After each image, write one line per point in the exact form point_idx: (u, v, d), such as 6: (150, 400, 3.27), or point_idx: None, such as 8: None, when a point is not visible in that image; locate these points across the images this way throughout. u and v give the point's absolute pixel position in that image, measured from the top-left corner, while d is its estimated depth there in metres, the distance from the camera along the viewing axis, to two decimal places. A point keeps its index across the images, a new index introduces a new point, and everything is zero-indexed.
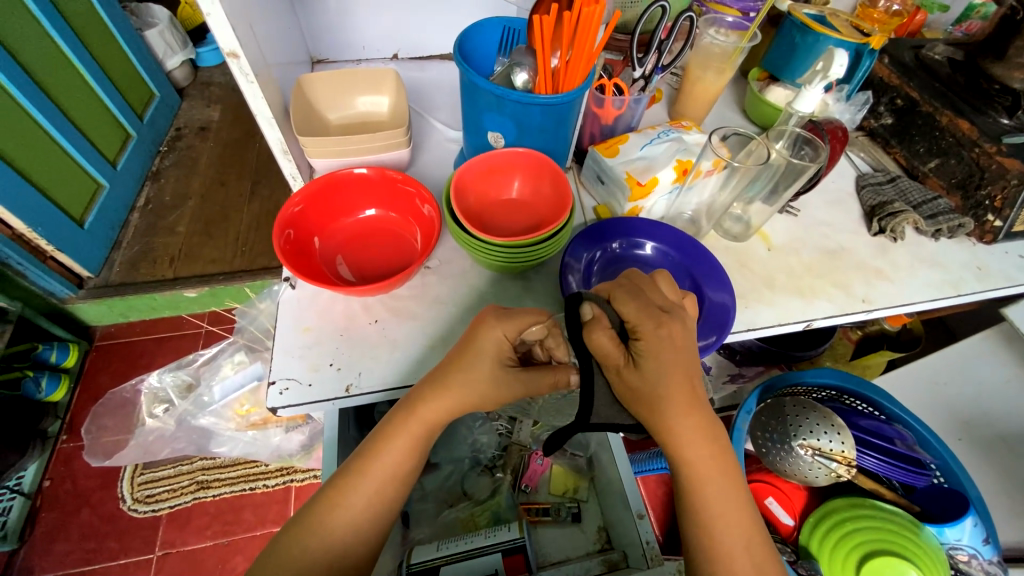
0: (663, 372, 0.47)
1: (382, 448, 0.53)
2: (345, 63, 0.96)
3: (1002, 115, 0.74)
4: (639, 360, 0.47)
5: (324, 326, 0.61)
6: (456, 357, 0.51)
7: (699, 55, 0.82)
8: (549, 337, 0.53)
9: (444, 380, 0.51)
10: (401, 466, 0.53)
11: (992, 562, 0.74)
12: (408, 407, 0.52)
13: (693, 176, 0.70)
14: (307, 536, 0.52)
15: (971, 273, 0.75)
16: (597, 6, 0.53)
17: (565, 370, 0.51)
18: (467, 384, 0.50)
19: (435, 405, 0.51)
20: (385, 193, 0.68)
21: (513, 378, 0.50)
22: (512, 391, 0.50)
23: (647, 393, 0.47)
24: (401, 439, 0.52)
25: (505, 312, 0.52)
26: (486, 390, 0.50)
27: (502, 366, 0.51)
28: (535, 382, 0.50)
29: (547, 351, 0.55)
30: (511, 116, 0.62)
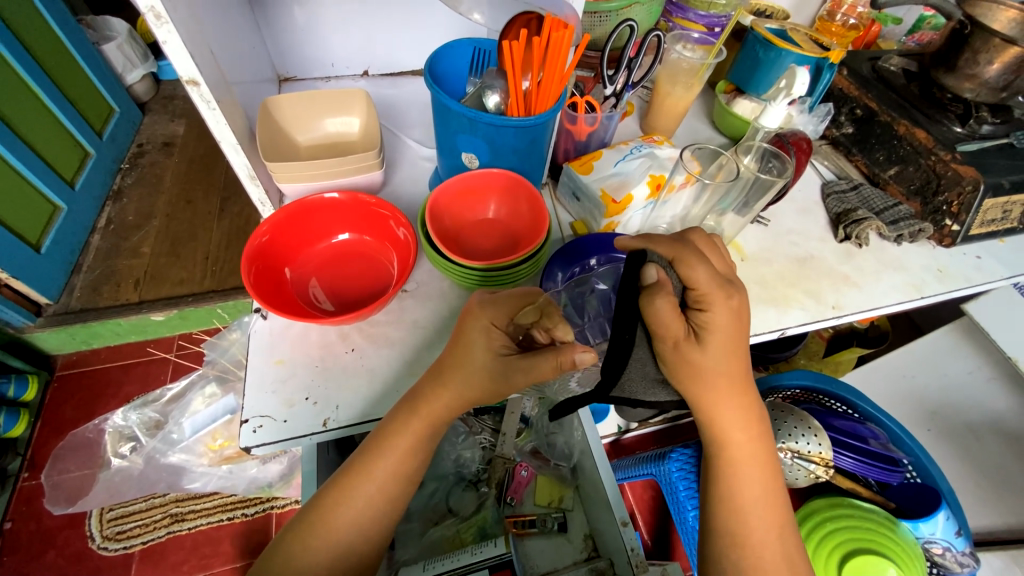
0: (722, 344, 0.47)
1: (386, 449, 0.51)
2: (313, 80, 0.94)
3: (955, 123, 0.79)
4: (700, 333, 0.46)
5: (298, 357, 0.59)
6: (452, 354, 0.51)
7: (668, 70, 0.84)
8: (545, 317, 0.50)
9: (448, 373, 0.51)
10: (406, 465, 0.52)
11: (965, 553, 0.78)
12: (409, 406, 0.51)
13: (666, 190, 0.71)
14: (310, 534, 0.50)
15: (931, 275, 0.78)
16: (566, 30, 0.54)
17: (568, 348, 0.46)
18: (465, 378, 0.50)
19: (437, 400, 0.51)
20: (356, 216, 0.67)
21: (511, 362, 0.48)
22: (510, 374, 0.48)
23: (701, 368, 0.47)
24: (404, 439, 0.51)
25: (489, 301, 0.51)
26: (485, 384, 0.49)
27: (497, 356, 0.49)
28: (536, 359, 0.46)
29: (546, 333, 0.50)
30: (484, 138, 0.61)
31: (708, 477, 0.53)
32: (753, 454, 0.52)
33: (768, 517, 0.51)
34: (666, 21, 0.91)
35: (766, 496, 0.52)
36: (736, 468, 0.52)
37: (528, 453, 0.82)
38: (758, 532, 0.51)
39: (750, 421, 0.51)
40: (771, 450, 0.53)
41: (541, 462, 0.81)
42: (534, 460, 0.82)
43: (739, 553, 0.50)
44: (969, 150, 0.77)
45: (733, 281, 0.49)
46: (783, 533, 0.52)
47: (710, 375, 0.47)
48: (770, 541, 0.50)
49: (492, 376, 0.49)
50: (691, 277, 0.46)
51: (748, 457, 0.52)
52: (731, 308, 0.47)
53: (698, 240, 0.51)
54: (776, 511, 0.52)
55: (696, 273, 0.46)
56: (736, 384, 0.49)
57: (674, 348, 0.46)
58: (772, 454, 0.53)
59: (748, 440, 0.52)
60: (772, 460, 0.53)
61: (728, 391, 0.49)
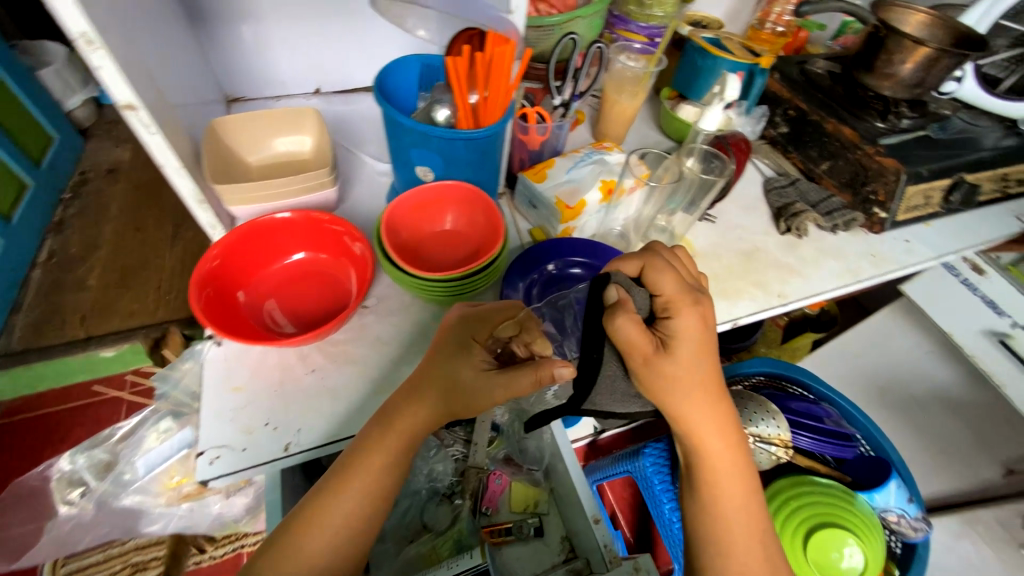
0: (693, 350, 0.49)
1: (363, 463, 0.50)
2: (264, 100, 0.93)
3: (877, 119, 0.86)
4: (668, 343, 0.48)
5: (255, 383, 0.58)
6: (431, 371, 0.52)
7: (613, 79, 0.88)
8: (524, 331, 0.55)
9: (425, 392, 0.52)
10: (382, 481, 0.51)
11: (917, 518, 0.80)
12: (385, 421, 0.51)
13: (617, 194, 0.75)
14: (284, 558, 0.48)
15: (868, 261, 0.83)
16: (508, 44, 0.55)
17: (548, 363, 0.49)
18: (447, 394, 0.51)
19: (414, 417, 0.51)
20: (309, 235, 0.66)
21: (490, 376, 0.50)
22: (489, 385, 0.50)
23: (674, 378, 0.48)
24: (378, 453, 0.51)
25: (471, 317, 0.55)
26: (466, 400, 0.51)
27: (479, 370, 0.51)
28: (516, 374, 0.49)
29: (525, 347, 0.54)
30: (437, 151, 0.62)
31: (690, 489, 0.54)
32: (729, 462, 0.53)
33: (752, 519, 0.53)
34: (610, 33, 0.95)
35: (745, 504, 0.53)
36: (717, 480, 0.53)
37: (500, 461, 0.75)
38: (721, 518, 0.53)
39: (724, 431, 0.52)
40: (748, 458, 0.54)
41: (514, 468, 0.76)
42: (507, 467, 0.76)
43: (716, 559, 0.52)
44: (891, 142, 0.83)
45: (700, 290, 0.52)
46: (766, 538, 0.53)
47: (684, 385, 0.49)
48: (753, 537, 0.52)
49: (474, 391, 0.50)
50: (659, 283, 0.50)
51: (725, 465, 0.53)
52: (697, 315, 0.49)
53: (662, 249, 0.54)
54: (755, 523, 0.53)
55: (664, 280, 0.50)
56: (711, 395, 0.51)
57: (644, 363, 0.48)
58: (749, 463, 0.55)
59: (726, 448, 0.53)
60: (750, 467, 0.54)
61: (705, 403, 0.50)
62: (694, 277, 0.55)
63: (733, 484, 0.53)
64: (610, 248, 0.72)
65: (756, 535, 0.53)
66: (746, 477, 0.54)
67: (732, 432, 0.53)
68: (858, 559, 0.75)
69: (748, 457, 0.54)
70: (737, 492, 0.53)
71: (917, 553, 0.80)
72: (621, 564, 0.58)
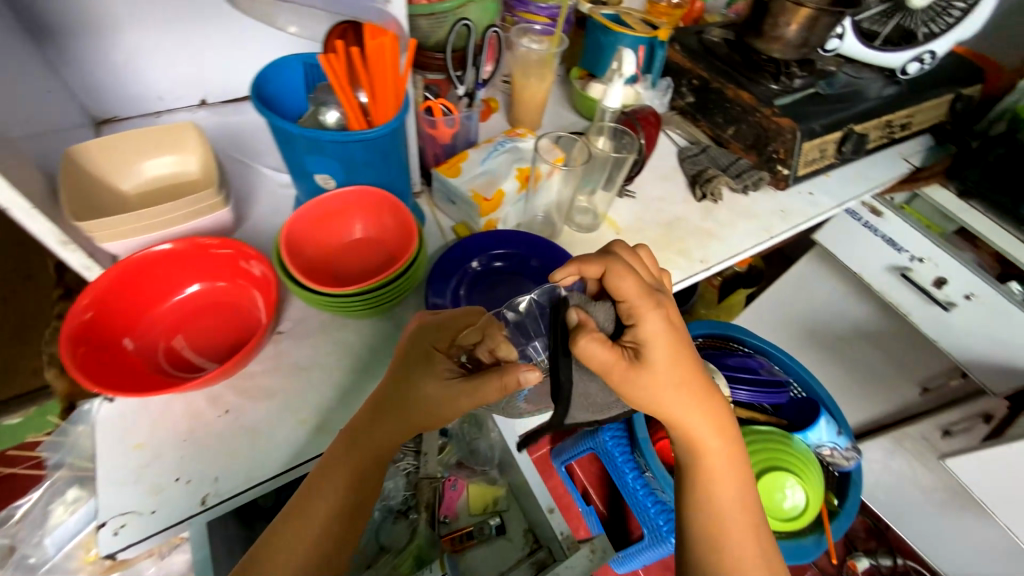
0: (666, 352, 0.49)
1: (326, 481, 0.47)
2: (142, 118, 0.84)
3: (771, 81, 0.89)
4: (639, 353, 0.48)
5: (160, 437, 0.53)
6: (392, 387, 0.48)
7: (519, 63, 0.86)
8: (488, 337, 0.49)
9: (390, 412, 0.48)
10: (347, 499, 0.47)
11: (847, 448, 0.85)
12: (348, 436, 0.48)
13: (534, 180, 0.74)
14: None
15: (777, 217, 0.88)
16: (386, 36, 0.51)
17: (513, 368, 0.44)
18: (410, 409, 0.47)
19: (379, 433, 0.48)
20: (200, 263, 0.60)
21: (455, 389, 0.46)
22: (455, 400, 0.46)
23: (652, 385, 0.48)
24: (342, 470, 0.47)
25: (432, 326, 0.51)
26: (432, 413, 0.47)
27: (443, 380, 0.47)
28: (482, 382, 0.45)
29: (490, 354, 0.49)
30: (334, 157, 0.58)
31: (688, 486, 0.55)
32: (723, 462, 0.53)
33: (696, 483, 0.54)
34: (512, 16, 0.93)
35: (740, 491, 0.53)
36: (713, 474, 0.53)
37: (454, 466, 0.75)
38: None
39: (711, 424, 0.52)
40: (739, 444, 0.55)
41: (470, 471, 0.76)
42: (461, 471, 0.76)
43: (711, 557, 0.52)
44: (785, 102, 0.87)
45: (660, 291, 0.52)
46: (761, 535, 0.53)
47: (663, 390, 0.49)
48: (699, 500, 0.54)
49: (438, 403, 0.46)
50: (621, 289, 0.50)
51: (719, 465, 0.53)
52: (661, 319, 0.49)
53: (622, 252, 0.54)
54: (750, 507, 0.54)
55: (626, 285, 0.49)
56: (701, 396, 0.51)
57: (620, 377, 0.47)
58: (746, 461, 0.55)
59: (723, 447, 0.53)
60: (741, 452, 0.55)
61: (696, 404, 0.51)
62: (655, 277, 0.56)
63: (727, 482, 0.53)
64: (548, 239, 0.70)
65: (751, 532, 0.53)
66: (741, 475, 0.54)
67: (726, 430, 0.54)
68: (800, 496, 0.80)
69: (743, 455, 0.55)
70: (731, 490, 0.53)
71: (851, 478, 0.87)
72: (578, 550, 0.59)
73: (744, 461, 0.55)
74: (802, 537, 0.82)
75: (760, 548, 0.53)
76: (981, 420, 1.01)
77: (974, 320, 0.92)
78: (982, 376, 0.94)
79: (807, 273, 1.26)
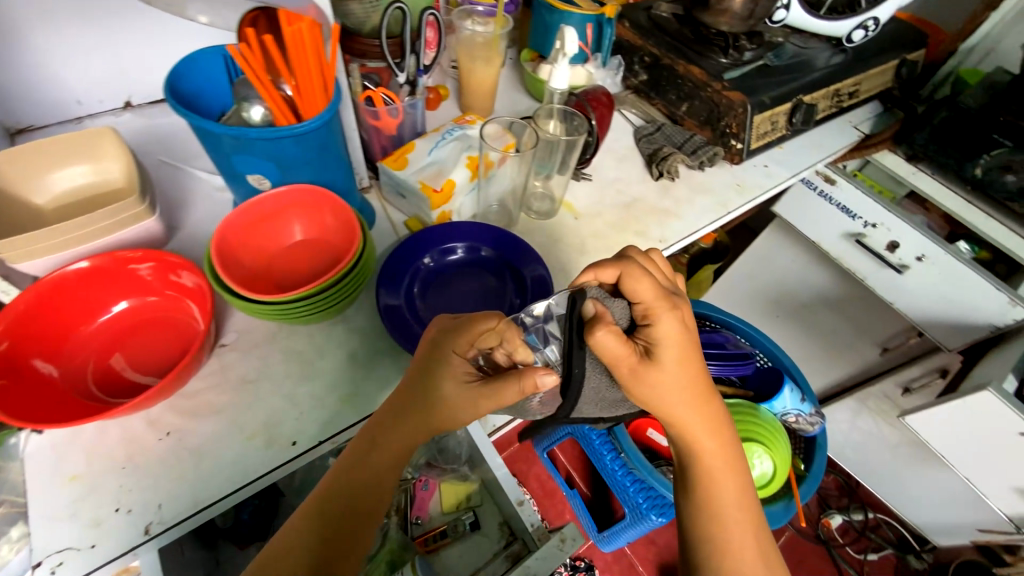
0: (678, 351, 0.49)
1: (346, 480, 0.47)
2: (61, 125, 0.78)
3: (720, 55, 0.89)
4: (652, 351, 0.48)
5: (95, 466, 0.50)
6: (410, 390, 0.48)
7: (464, 47, 0.83)
8: (505, 342, 0.47)
9: (408, 414, 0.47)
10: (366, 500, 0.47)
11: (812, 413, 0.88)
12: (368, 436, 0.48)
13: (485, 168, 0.70)
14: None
15: (734, 191, 0.88)
16: (303, 22, 0.48)
17: (530, 372, 0.44)
18: (430, 411, 0.47)
19: (400, 435, 0.48)
20: (126, 279, 0.56)
21: (474, 391, 0.46)
22: (475, 403, 0.45)
23: (663, 383, 0.48)
24: (363, 470, 0.47)
25: (451, 329, 0.49)
26: (451, 416, 0.47)
27: (462, 384, 0.47)
28: (500, 386, 0.45)
29: (506, 356, 0.48)
30: (264, 155, 0.55)
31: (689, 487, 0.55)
32: (721, 461, 0.54)
33: None
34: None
35: (738, 491, 0.55)
36: (712, 473, 0.54)
37: (425, 467, 0.79)
38: None
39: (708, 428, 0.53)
40: (736, 447, 0.56)
41: (440, 470, 0.79)
42: (432, 471, 0.79)
43: (713, 555, 0.53)
44: (735, 76, 0.87)
45: (675, 293, 0.51)
46: (758, 532, 0.55)
47: (672, 389, 0.49)
48: None
49: (459, 407, 0.46)
50: (636, 291, 0.49)
51: (718, 464, 0.54)
52: (676, 320, 0.49)
53: (636, 254, 0.53)
54: (749, 504, 0.55)
55: (642, 286, 0.49)
56: (702, 397, 0.52)
57: (631, 373, 0.48)
58: (743, 459, 0.56)
59: (720, 446, 0.54)
60: (739, 449, 0.56)
61: (696, 405, 0.51)
62: (670, 278, 0.56)
63: (725, 481, 0.54)
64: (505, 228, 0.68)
65: (749, 528, 0.54)
66: (739, 472, 0.55)
67: (723, 429, 0.54)
68: (767, 465, 0.82)
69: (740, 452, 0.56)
70: (731, 489, 0.54)
71: (817, 442, 0.90)
72: (547, 540, 0.59)
73: (740, 459, 0.56)
74: (770, 504, 0.84)
75: (757, 543, 0.54)
76: (938, 376, 1.06)
77: (926, 280, 0.95)
78: (938, 334, 0.98)
79: (770, 245, 1.28)
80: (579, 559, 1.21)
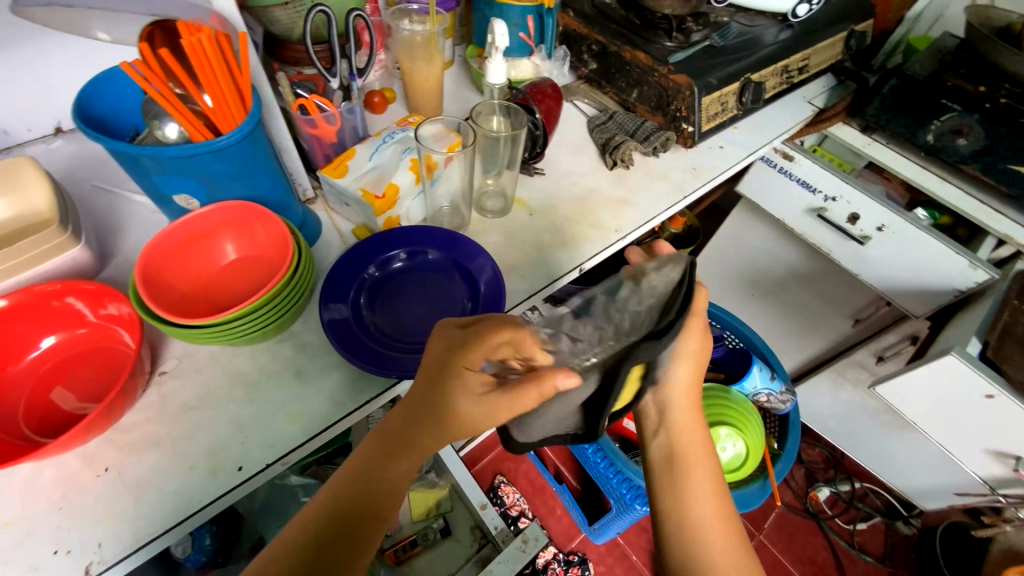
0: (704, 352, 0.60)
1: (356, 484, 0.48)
2: None
3: (665, 39, 0.88)
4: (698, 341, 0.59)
5: (30, 509, 0.48)
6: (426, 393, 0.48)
7: (403, 48, 0.81)
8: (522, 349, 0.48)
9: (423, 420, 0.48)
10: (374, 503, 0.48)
11: (783, 391, 0.88)
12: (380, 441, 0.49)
13: (428, 169, 0.68)
14: None
15: (689, 175, 0.88)
16: (200, 33, 0.47)
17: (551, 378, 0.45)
18: (444, 417, 0.47)
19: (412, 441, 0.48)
20: (50, 313, 0.53)
21: (492, 399, 0.46)
22: (491, 412, 0.46)
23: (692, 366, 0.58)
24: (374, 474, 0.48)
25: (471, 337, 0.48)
26: (465, 421, 0.47)
27: (478, 391, 0.47)
28: (520, 395, 0.45)
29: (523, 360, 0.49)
30: (184, 174, 0.52)
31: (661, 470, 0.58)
32: (693, 441, 0.58)
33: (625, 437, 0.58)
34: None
35: (709, 480, 0.56)
36: (684, 452, 0.57)
37: None
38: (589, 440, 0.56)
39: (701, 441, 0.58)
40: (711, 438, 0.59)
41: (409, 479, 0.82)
42: None
43: (680, 530, 0.54)
44: (680, 59, 0.86)
45: None
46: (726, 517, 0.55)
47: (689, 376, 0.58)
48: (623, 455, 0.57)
49: (472, 414, 0.47)
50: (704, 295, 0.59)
51: (689, 445, 0.57)
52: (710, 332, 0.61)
53: None
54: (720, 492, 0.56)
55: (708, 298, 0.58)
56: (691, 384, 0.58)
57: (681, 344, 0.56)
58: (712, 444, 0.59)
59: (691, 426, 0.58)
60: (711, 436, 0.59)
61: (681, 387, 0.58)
62: None
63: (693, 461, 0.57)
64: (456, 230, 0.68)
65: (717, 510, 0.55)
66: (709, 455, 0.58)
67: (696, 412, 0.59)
68: (740, 447, 0.82)
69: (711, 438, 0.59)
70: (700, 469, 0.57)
71: (789, 420, 0.90)
72: (510, 542, 0.66)
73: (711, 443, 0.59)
74: (747, 486, 0.85)
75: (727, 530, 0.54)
76: (909, 343, 1.06)
77: (888, 250, 0.95)
78: (904, 302, 0.99)
79: (738, 226, 1.28)
80: (572, 554, 1.21)
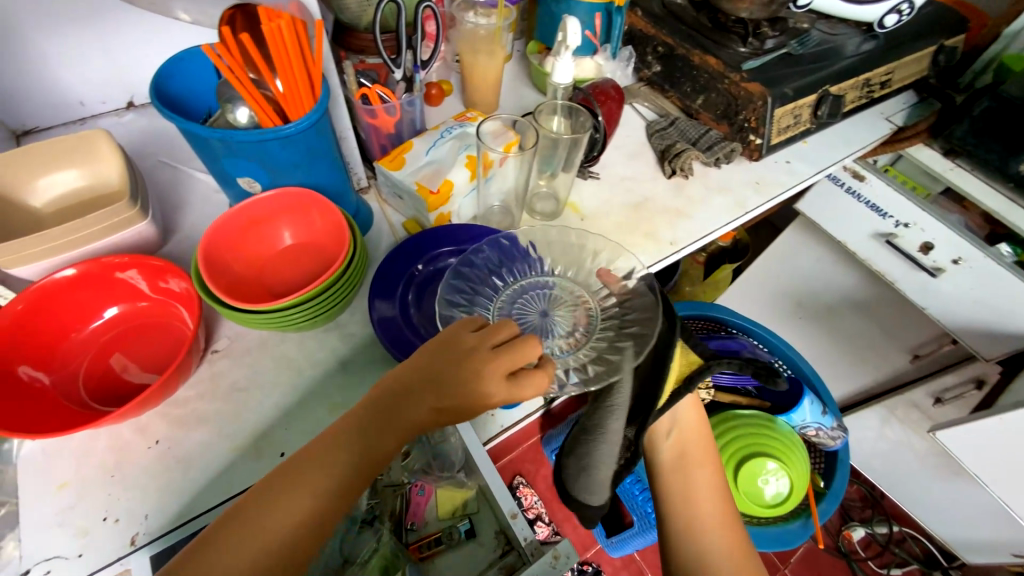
0: None
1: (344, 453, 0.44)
2: (67, 126, 0.79)
3: (739, 44, 0.83)
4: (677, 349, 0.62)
5: (86, 473, 0.49)
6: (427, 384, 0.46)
7: (466, 40, 0.79)
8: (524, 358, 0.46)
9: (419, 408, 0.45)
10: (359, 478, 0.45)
11: (834, 427, 0.82)
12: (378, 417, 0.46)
13: (484, 168, 0.67)
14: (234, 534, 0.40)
15: (751, 189, 0.83)
16: (279, 19, 0.46)
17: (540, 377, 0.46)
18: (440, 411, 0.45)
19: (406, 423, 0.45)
20: (115, 284, 0.55)
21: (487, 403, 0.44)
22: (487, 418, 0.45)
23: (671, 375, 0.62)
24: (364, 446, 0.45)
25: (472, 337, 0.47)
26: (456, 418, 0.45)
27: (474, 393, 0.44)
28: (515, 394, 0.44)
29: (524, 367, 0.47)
30: (249, 158, 0.53)
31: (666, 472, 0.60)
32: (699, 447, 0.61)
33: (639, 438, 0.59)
34: None
35: (711, 483, 0.59)
36: (690, 456, 0.60)
37: (419, 473, 0.78)
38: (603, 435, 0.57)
39: (712, 459, 0.62)
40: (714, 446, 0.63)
41: (435, 476, 0.79)
42: (427, 477, 0.79)
43: (682, 526, 0.56)
44: (754, 66, 0.81)
45: None
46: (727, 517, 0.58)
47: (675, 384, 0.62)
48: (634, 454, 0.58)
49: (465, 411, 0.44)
50: None
51: (695, 450, 0.61)
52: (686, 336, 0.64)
53: None
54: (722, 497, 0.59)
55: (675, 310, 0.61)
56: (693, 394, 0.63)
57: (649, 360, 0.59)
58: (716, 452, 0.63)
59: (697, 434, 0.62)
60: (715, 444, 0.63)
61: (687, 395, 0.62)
62: None
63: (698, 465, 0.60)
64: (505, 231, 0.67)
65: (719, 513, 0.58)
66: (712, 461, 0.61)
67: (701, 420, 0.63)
68: (784, 482, 0.79)
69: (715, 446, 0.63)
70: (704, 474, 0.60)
71: (838, 457, 0.85)
72: (542, 556, 0.61)
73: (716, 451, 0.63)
74: (787, 522, 0.82)
75: (728, 531, 0.57)
76: (973, 386, 0.98)
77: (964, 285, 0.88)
78: (973, 342, 0.90)
79: (792, 245, 1.21)
80: (586, 565, 1.20)
